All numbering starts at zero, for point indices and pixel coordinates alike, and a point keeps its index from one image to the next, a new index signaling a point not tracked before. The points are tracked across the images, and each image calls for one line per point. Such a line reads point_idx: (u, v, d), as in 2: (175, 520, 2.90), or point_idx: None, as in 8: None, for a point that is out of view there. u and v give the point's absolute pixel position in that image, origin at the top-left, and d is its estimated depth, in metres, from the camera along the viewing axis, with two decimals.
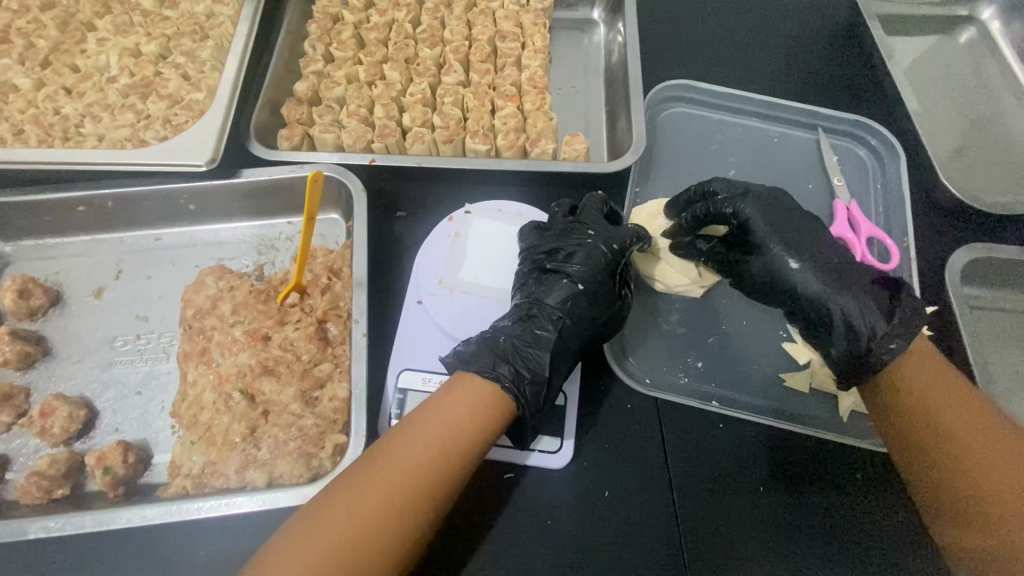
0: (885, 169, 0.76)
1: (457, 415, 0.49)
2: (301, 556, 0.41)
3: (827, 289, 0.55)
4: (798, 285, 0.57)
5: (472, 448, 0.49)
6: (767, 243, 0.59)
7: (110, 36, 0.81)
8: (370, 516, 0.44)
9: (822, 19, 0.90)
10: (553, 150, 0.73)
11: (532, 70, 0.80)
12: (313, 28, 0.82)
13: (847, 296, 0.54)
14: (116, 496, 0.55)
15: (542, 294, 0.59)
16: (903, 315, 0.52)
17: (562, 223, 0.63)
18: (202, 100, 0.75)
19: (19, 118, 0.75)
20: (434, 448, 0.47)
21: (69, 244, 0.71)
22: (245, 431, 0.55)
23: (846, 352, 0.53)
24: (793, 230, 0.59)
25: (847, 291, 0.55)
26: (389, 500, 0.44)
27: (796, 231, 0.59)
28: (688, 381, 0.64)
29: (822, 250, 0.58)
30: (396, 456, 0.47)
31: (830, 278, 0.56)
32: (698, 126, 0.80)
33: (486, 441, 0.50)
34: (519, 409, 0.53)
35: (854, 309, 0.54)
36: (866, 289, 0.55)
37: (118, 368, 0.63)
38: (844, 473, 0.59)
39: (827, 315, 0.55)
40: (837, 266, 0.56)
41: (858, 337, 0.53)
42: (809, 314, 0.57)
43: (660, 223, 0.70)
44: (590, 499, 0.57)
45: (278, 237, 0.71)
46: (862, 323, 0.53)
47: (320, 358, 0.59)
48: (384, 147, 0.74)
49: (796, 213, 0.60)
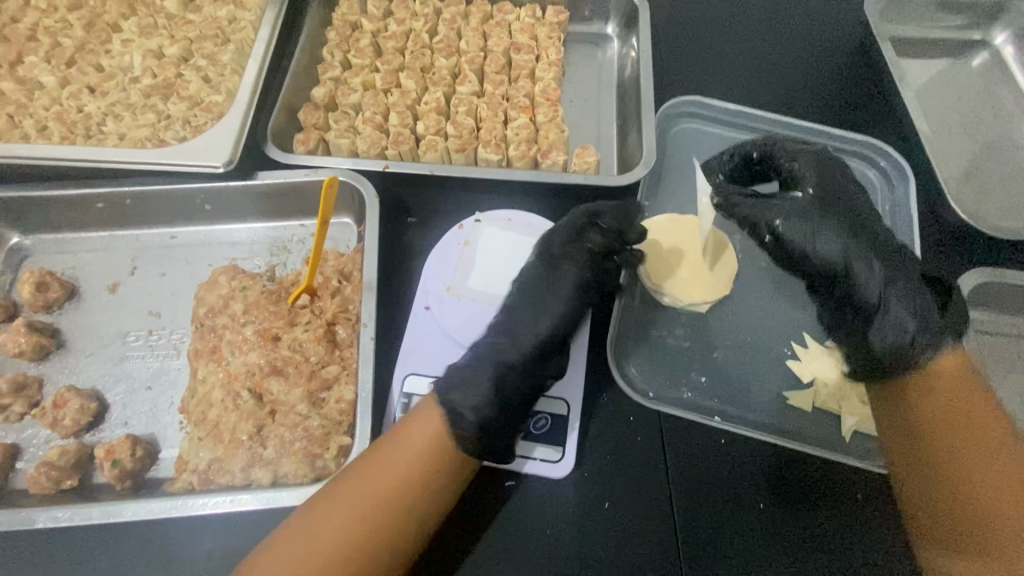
0: (894, 191, 0.76)
1: (441, 440, 0.48)
2: (282, 573, 0.43)
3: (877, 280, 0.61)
4: (850, 264, 0.62)
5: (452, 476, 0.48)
6: (821, 221, 0.64)
7: (134, 37, 0.83)
8: (349, 535, 0.44)
9: (835, 39, 0.90)
10: (564, 162, 0.74)
11: (546, 82, 0.81)
12: (332, 36, 0.84)
13: (894, 294, 0.60)
14: (123, 488, 0.56)
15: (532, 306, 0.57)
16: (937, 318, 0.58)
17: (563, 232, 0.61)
18: (220, 102, 0.77)
19: (44, 114, 0.77)
20: (419, 474, 0.47)
21: (86, 240, 0.72)
22: (252, 430, 0.55)
23: (894, 345, 0.58)
24: (846, 214, 0.64)
25: (894, 289, 0.60)
26: (371, 520, 0.45)
27: (846, 225, 0.64)
28: (692, 397, 0.64)
29: (876, 241, 0.63)
30: (379, 478, 0.46)
31: (883, 271, 0.61)
32: (710, 142, 0.80)
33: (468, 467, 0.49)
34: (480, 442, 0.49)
35: (899, 307, 0.59)
36: (912, 288, 0.60)
37: (129, 363, 0.64)
38: (845, 490, 0.59)
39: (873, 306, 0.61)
40: (887, 258, 0.62)
41: (906, 330, 0.58)
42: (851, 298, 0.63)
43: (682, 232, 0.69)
44: (589, 511, 0.57)
45: (290, 239, 0.73)
46: (911, 318, 0.59)
47: (328, 360, 0.60)
48: (397, 154, 0.75)
49: (850, 196, 0.66)
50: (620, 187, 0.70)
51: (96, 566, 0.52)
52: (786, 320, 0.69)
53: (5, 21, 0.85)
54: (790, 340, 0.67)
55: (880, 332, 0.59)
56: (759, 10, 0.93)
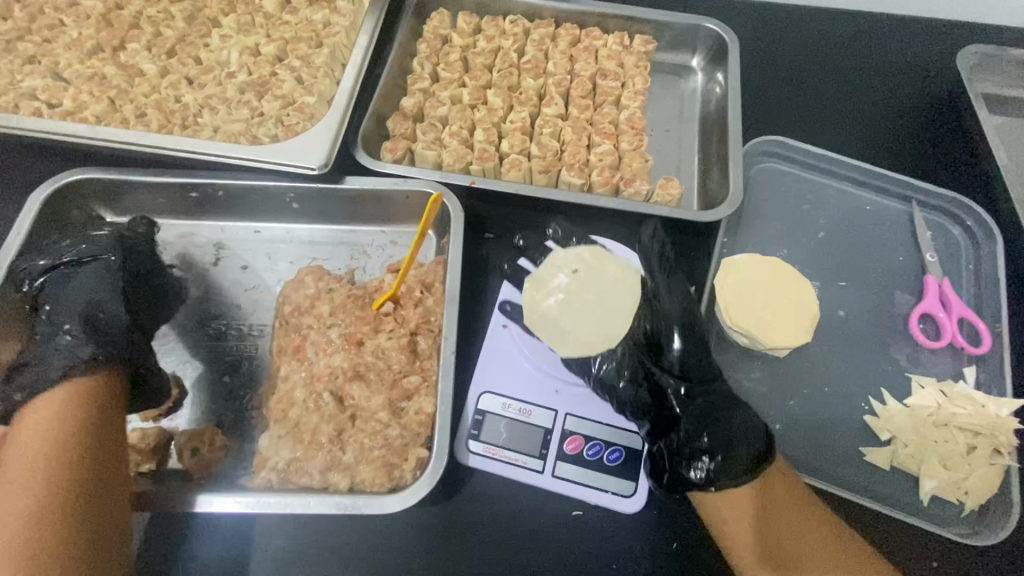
0: (979, 251, 0.74)
1: (51, 413, 0.51)
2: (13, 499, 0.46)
3: (706, 395, 0.56)
4: (711, 389, 0.57)
5: (77, 433, 0.50)
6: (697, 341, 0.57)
7: (233, 33, 0.85)
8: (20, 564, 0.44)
9: (923, 90, 0.89)
10: (647, 192, 0.74)
11: (631, 110, 0.81)
12: (423, 47, 0.85)
13: (715, 396, 0.57)
14: (202, 479, 0.59)
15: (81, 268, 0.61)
16: (721, 392, 0.57)
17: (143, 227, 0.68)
18: (313, 104, 0.78)
19: (143, 101, 0.79)
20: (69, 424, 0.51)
21: (173, 227, 0.74)
22: (333, 434, 0.57)
23: (749, 446, 0.54)
24: (697, 323, 0.57)
25: (712, 391, 0.57)
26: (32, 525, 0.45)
27: (693, 319, 0.57)
28: (778, 432, 0.65)
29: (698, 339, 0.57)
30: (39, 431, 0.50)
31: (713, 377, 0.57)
32: (789, 184, 0.79)
33: (111, 417, 0.54)
34: (38, 371, 0.53)
35: (718, 405, 0.56)
36: (721, 387, 0.58)
37: (226, 344, 0.67)
38: (918, 556, 0.58)
39: (732, 416, 0.55)
40: (705, 374, 0.57)
41: (750, 425, 0.55)
42: (700, 418, 0.55)
43: (613, 266, 0.61)
44: (657, 550, 0.57)
45: (370, 244, 0.74)
46: (750, 419, 0.55)
47: (409, 370, 0.60)
48: (481, 170, 0.75)
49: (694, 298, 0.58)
50: (704, 223, 0.68)
51: (186, 549, 0.55)
52: (863, 373, 0.68)
53: (110, 5, 0.87)
54: (867, 395, 0.67)
55: (743, 426, 0.55)
56: (844, 55, 0.92)
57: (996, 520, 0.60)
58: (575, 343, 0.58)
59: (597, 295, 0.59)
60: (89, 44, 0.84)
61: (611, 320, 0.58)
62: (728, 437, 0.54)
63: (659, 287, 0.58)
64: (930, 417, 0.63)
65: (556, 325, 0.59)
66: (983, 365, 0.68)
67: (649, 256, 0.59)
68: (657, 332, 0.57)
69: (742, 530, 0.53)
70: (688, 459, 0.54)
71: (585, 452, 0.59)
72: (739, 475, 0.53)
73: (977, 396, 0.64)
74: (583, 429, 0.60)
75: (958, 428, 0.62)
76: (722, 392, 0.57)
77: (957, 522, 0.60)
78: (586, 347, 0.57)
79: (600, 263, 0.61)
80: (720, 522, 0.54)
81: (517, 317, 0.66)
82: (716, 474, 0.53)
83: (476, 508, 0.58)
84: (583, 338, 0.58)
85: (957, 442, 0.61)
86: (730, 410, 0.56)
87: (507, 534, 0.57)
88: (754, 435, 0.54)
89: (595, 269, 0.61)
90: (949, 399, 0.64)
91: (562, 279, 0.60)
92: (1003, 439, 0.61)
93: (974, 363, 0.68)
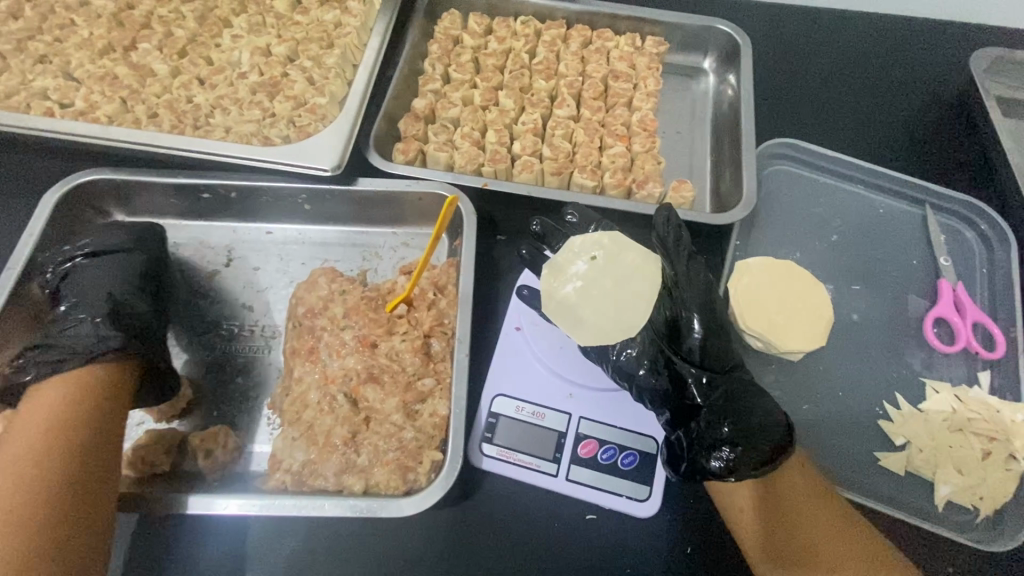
0: (994, 255, 0.74)
1: (59, 398, 0.53)
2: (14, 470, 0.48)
3: (728, 381, 0.56)
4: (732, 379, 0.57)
5: (77, 417, 0.52)
6: (719, 331, 0.57)
7: (244, 34, 0.85)
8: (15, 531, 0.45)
9: (935, 93, 0.88)
10: (659, 194, 0.74)
11: (643, 112, 0.81)
12: (435, 48, 0.85)
13: (738, 384, 0.56)
14: (215, 481, 0.59)
15: (90, 263, 0.63)
16: (745, 380, 0.57)
17: (146, 226, 0.68)
18: (324, 105, 0.78)
19: (154, 101, 0.79)
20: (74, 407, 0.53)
21: (186, 228, 0.74)
22: (346, 436, 0.57)
23: (770, 436, 0.54)
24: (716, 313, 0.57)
25: (735, 380, 0.57)
26: (29, 500, 0.46)
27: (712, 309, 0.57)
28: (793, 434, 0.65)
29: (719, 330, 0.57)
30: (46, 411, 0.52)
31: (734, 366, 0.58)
32: (802, 187, 0.79)
33: (115, 406, 0.55)
34: (62, 355, 0.55)
35: (742, 393, 0.56)
36: (743, 376, 0.58)
37: (235, 346, 0.67)
38: (935, 563, 0.58)
39: (754, 405, 0.55)
40: (726, 364, 0.57)
41: (773, 415, 0.55)
42: (724, 405, 0.55)
43: (633, 251, 0.58)
44: (672, 556, 0.56)
45: (382, 246, 0.74)
46: (772, 410, 0.56)
47: (423, 372, 0.60)
48: (494, 171, 0.75)
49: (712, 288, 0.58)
50: (718, 225, 0.68)
51: (201, 552, 0.55)
52: (876, 378, 0.68)
53: (122, 5, 0.87)
54: (881, 399, 0.67)
55: (765, 415, 0.55)
56: (855, 57, 0.91)
57: (1010, 527, 0.59)
58: (591, 330, 0.55)
59: (615, 285, 0.56)
60: (100, 44, 0.84)
61: (627, 310, 0.55)
62: (750, 426, 0.54)
63: (677, 276, 0.57)
64: (945, 422, 0.63)
65: (572, 313, 0.56)
66: (999, 370, 0.67)
67: (664, 241, 0.59)
68: (676, 319, 0.57)
69: (756, 517, 0.55)
70: (709, 449, 0.54)
71: (599, 455, 0.59)
72: (759, 465, 0.53)
73: (992, 401, 0.63)
74: (597, 433, 0.60)
75: (972, 433, 0.61)
76: (746, 380, 0.57)
77: (972, 528, 0.60)
78: (601, 335, 0.55)
79: (620, 250, 0.58)
80: (737, 511, 0.56)
81: (535, 301, 0.65)
82: (736, 464, 0.53)
83: (490, 511, 0.58)
84: (599, 327, 0.55)
85: (971, 447, 0.61)
86: (753, 399, 0.56)
87: (521, 539, 0.57)
88: (777, 425, 0.55)
89: (614, 255, 0.57)
90: (964, 404, 0.63)
91: (580, 266, 0.58)
92: (1019, 445, 0.60)
93: (989, 368, 0.68)
